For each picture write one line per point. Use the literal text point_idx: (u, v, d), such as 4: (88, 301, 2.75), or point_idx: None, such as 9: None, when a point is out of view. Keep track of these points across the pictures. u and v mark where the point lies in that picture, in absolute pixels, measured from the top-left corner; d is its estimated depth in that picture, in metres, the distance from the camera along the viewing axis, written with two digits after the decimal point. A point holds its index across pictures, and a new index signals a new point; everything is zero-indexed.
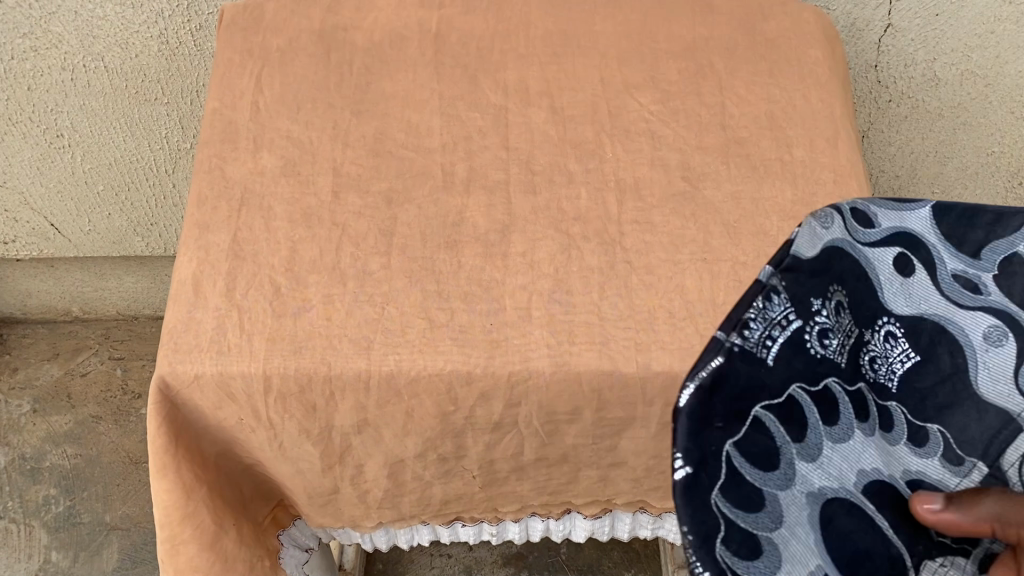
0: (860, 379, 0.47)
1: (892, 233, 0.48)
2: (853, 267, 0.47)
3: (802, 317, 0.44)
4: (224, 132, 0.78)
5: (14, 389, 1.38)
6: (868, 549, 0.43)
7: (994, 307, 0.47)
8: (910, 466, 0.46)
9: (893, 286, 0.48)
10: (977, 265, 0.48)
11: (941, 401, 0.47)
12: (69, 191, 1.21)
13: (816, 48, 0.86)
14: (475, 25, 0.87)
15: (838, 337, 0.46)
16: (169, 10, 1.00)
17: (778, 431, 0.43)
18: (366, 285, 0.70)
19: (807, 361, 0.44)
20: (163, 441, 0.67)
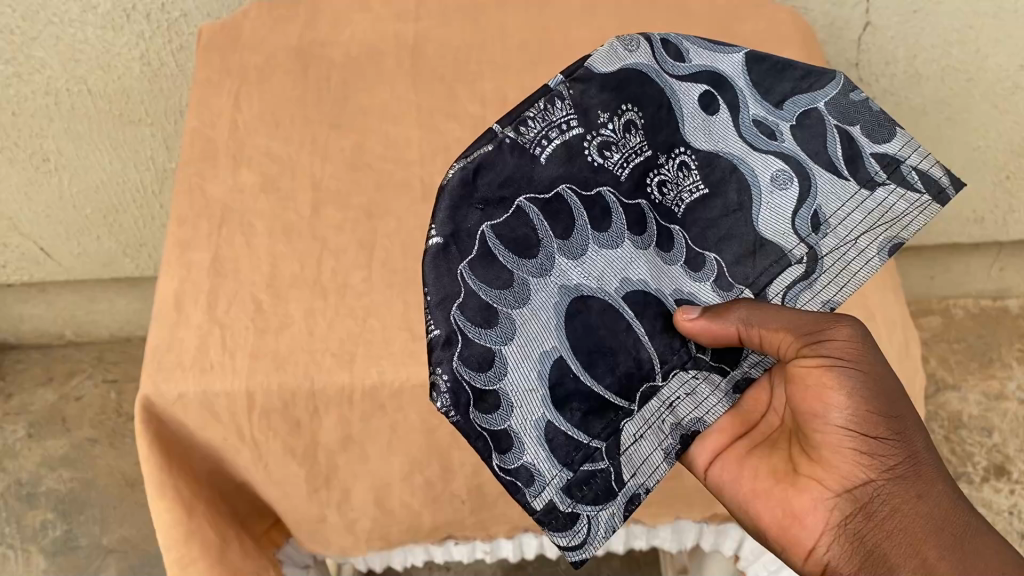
0: (641, 195, 0.54)
1: (698, 69, 0.55)
2: (659, 95, 0.54)
3: (585, 125, 0.51)
4: (203, 151, 0.79)
5: (9, 415, 1.38)
6: (601, 338, 0.53)
7: (782, 152, 0.57)
8: (654, 261, 0.55)
9: (694, 118, 0.56)
10: (774, 114, 0.57)
11: (721, 233, 0.57)
12: (57, 215, 1.22)
13: (792, 48, 0.86)
14: (452, 36, 0.87)
15: (621, 153, 0.53)
16: (149, 31, 1.00)
17: (546, 225, 0.51)
18: (347, 298, 0.70)
19: (584, 166, 0.52)
20: (154, 462, 0.67)
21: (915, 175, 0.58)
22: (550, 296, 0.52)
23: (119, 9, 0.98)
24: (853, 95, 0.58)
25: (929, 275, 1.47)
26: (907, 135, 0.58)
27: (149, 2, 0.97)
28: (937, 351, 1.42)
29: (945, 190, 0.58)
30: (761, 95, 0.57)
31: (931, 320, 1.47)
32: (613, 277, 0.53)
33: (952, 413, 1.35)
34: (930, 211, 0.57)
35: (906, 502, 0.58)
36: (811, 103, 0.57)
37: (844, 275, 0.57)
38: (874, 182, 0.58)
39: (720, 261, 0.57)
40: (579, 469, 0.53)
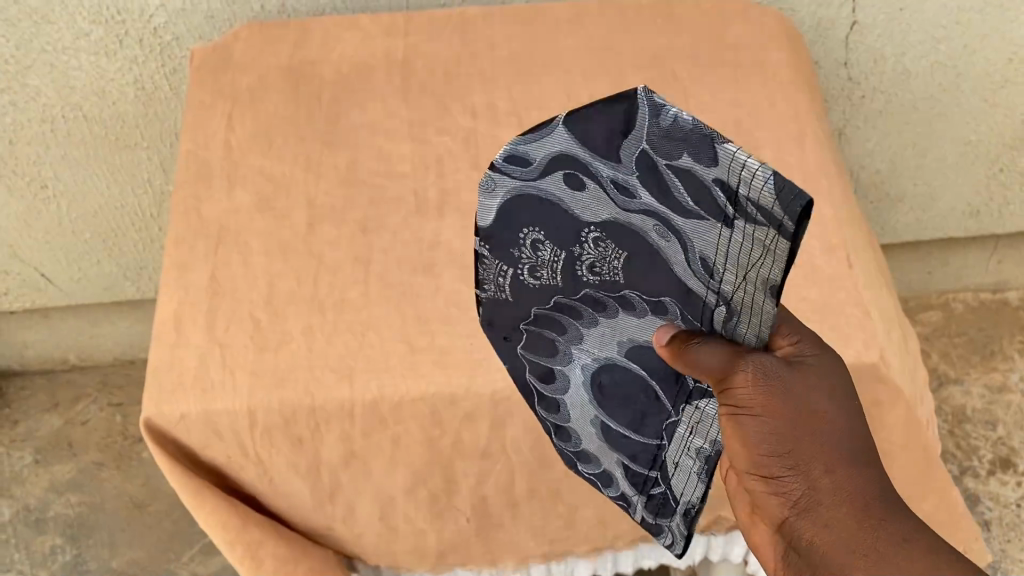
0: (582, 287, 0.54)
1: (540, 160, 0.48)
2: (532, 202, 0.50)
3: (512, 263, 0.54)
4: (198, 172, 0.79)
5: (15, 442, 1.38)
6: (630, 393, 0.59)
7: (644, 206, 0.46)
8: (630, 324, 0.55)
9: (571, 200, 0.49)
10: (620, 170, 0.46)
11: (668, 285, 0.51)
12: (57, 240, 1.22)
13: (778, 50, 0.87)
14: (441, 51, 0.88)
15: (546, 269, 0.53)
16: (142, 56, 1.01)
17: (549, 332, 0.59)
18: (345, 314, 0.71)
19: (535, 292, 0.56)
20: (184, 482, 0.69)
21: (751, 209, 0.40)
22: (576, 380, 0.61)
23: (111, 35, 0.99)
24: (657, 116, 0.42)
25: (928, 270, 1.47)
26: (732, 152, 0.40)
27: (140, 27, 0.98)
28: (938, 346, 1.43)
29: (784, 225, 0.39)
30: (598, 154, 0.46)
31: (932, 315, 1.47)
32: (608, 346, 0.58)
33: (955, 408, 1.35)
34: (778, 254, 0.40)
35: (827, 552, 0.49)
36: (637, 147, 0.44)
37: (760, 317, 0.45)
38: (730, 219, 0.42)
39: (676, 302, 0.50)
40: (651, 492, 0.63)
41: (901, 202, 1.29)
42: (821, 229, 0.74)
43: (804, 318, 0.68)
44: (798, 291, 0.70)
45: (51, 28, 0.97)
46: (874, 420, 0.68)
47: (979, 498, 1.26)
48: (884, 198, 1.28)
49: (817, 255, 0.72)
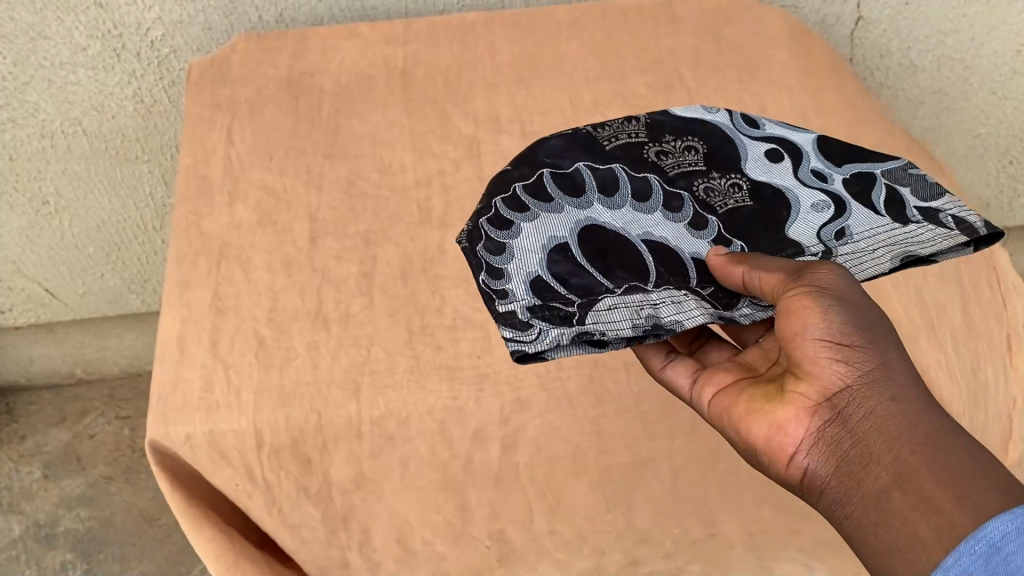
0: (681, 186, 0.61)
1: (772, 133, 0.65)
2: (726, 140, 0.64)
3: (650, 138, 0.64)
4: (199, 188, 0.78)
5: (22, 457, 1.37)
6: (611, 248, 0.57)
7: (828, 189, 0.61)
8: (679, 235, 0.59)
9: (756, 160, 0.63)
10: (830, 170, 0.62)
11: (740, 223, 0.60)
12: (60, 255, 1.22)
13: (782, 49, 0.86)
14: (442, 57, 0.87)
15: (674, 158, 0.62)
16: (141, 69, 1.00)
17: (591, 180, 0.60)
18: (349, 329, 0.70)
19: (644, 162, 0.62)
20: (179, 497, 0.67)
21: (951, 219, 0.57)
22: (565, 216, 0.58)
23: (109, 50, 0.98)
24: (911, 170, 0.61)
25: None
26: (952, 198, 0.59)
27: (138, 40, 0.97)
28: None
29: (978, 227, 0.55)
30: (824, 153, 0.63)
31: None
32: (632, 229, 0.58)
33: None
34: (954, 239, 0.55)
35: (890, 427, 0.47)
36: (869, 169, 0.62)
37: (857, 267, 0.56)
38: (908, 221, 0.58)
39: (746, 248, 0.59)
40: (551, 302, 0.53)
41: None
42: None
43: None
44: None
45: (47, 43, 0.96)
46: None
47: None
48: None
49: None
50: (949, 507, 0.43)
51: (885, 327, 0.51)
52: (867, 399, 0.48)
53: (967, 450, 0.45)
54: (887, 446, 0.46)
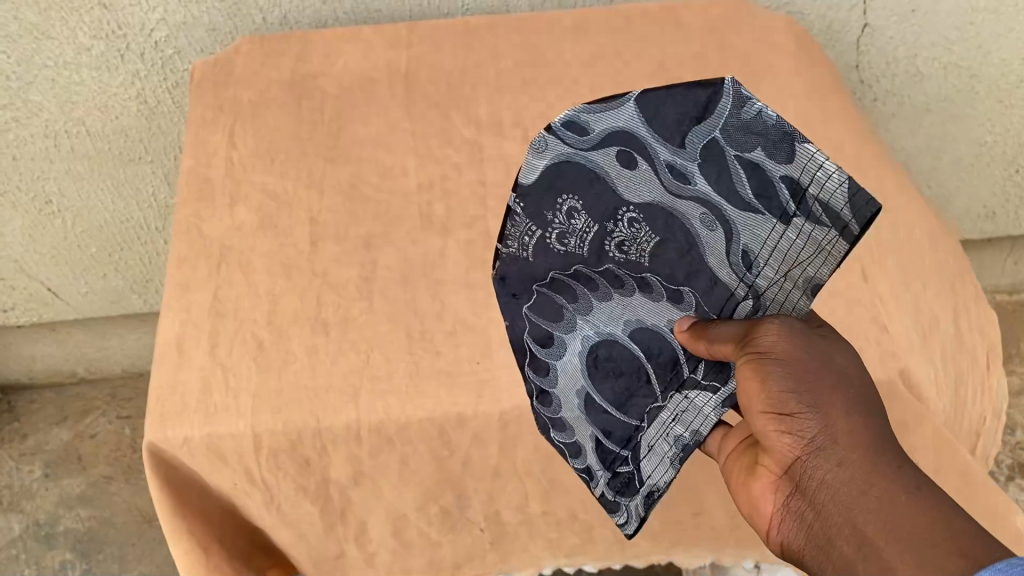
0: (606, 260, 0.54)
1: (606, 134, 0.50)
2: (586, 176, 0.51)
3: (541, 225, 0.53)
4: (200, 190, 0.78)
5: (23, 456, 1.37)
6: (620, 367, 0.60)
7: (700, 196, 0.49)
8: (646, 306, 0.58)
9: (624, 179, 0.51)
10: (680, 155, 0.48)
11: (678, 274, 0.54)
12: (63, 255, 1.22)
13: (788, 56, 0.85)
14: (445, 61, 0.87)
15: (575, 235, 0.53)
16: (144, 69, 1.00)
17: (559, 298, 0.57)
18: (349, 333, 0.70)
19: (557, 257, 0.54)
20: (165, 500, 0.68)
21: (818, 207, 0.46)
22: (568, 359, 0.60)
23: (113, 50, 0.98)
24: (744, 108, 0.46)
25: None
26: (810, 152, 0.45)
27: (142, 41, 0.97)
28: None
29: (849, 225, 0.46)
30: (662, 135, 0.48)
31: None
32: (616, 323, 0.59)
33: None
34: (837, 249, 0.47)
35: (838, 494, 0.47)
36: (707, 130, 0.47)
37: (790, 311, 0.53)
38: (790, 215, 0.48)
39: (697, 292, 0.55)
40: (617, 468, 0.62)
41: None
42: None
43: None
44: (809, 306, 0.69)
45: (51, 43, 0.96)
46: None
47: None
48: None
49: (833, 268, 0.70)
50: (902, 570, 0.41)
51: (832, 382, 0.50)
52: (816, 467, 0.48)
53: (919, 508, 0.43)
54: (838, 515, 0.46)
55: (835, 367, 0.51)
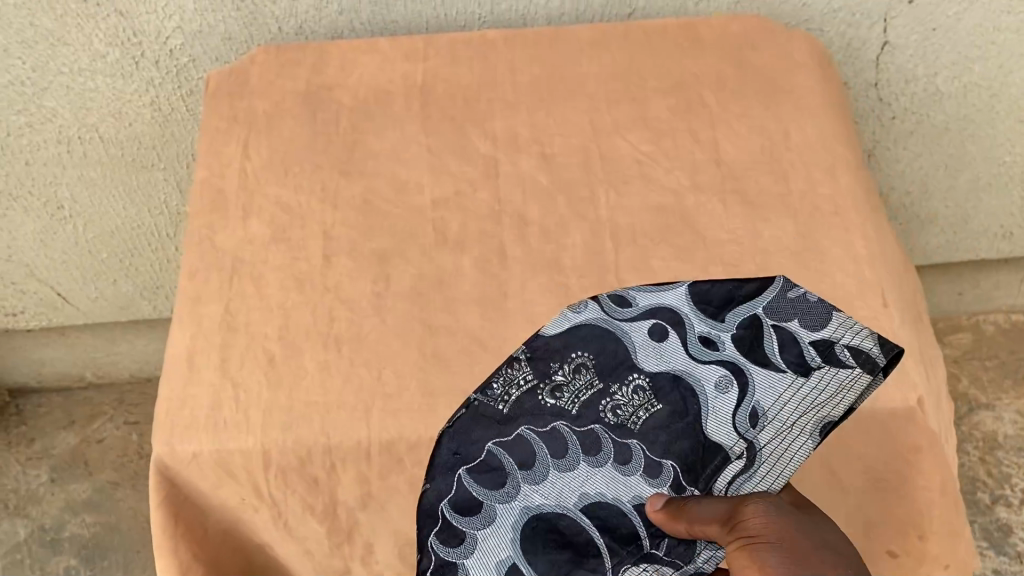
0: (592, 421, 0.63)
1: (646, 306, 0.66)
2: (604, 335, 0.65)
3: (538, 374, 0.64)
4: (213, 202, 0.78)
5: (30, 460, 1.37)
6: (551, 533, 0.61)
7: (722, 358, 0.62)
8: (614, 481, 0.62)
9: (645, 348, 0.63)
10: (719, 326, 0.63)
11: (663, 439, 0.62)
12: (73, 261, 1.21)
13: (808, 74, 0.84)
14: (461, 75, 0.86)
15: (569, 392, 0.64)
16: (159, 77, 1.00)
17: (541, 446, 0.63)
18: (360, 351, 0.69)
19: (546, 410, 0.64)
20: (163, 520, 0.68)
21: (847, 352, 0.60)
22: (513, 505, 0.62)
23: (128, 57, 0.98)
24: (793, 294, 0.63)
25: (958, 291, 1.41)
26: (841, 318, 0.61)
27: (157, 49, 0.97)
28: (968, 369, 1.38)
29: (877, 361, 0.59)
30: (702, 314, 0.64)
31: (960, 338, 1.42)
32: (573, 494, 0.62)
33: (985, 434, 1.31)
34: (860, 385, 0.59)
35: None
36: (751, 310, 0.63)
37: (784, 460, 0.60)
38: (811, 368, 0.60)
39: (678, 466, 0.61)
40: None
41: (931, 223, 1.25)
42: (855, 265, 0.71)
43: None
44: None
45: (66, 49, 0.96)
46: (907, 464, 0.66)
47: (1013, 529, 1.22)
48: (913, 220, 1.25)
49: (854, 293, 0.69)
50: None
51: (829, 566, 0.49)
52: None
53: None
54: None
55: (827, 548, 0.50)
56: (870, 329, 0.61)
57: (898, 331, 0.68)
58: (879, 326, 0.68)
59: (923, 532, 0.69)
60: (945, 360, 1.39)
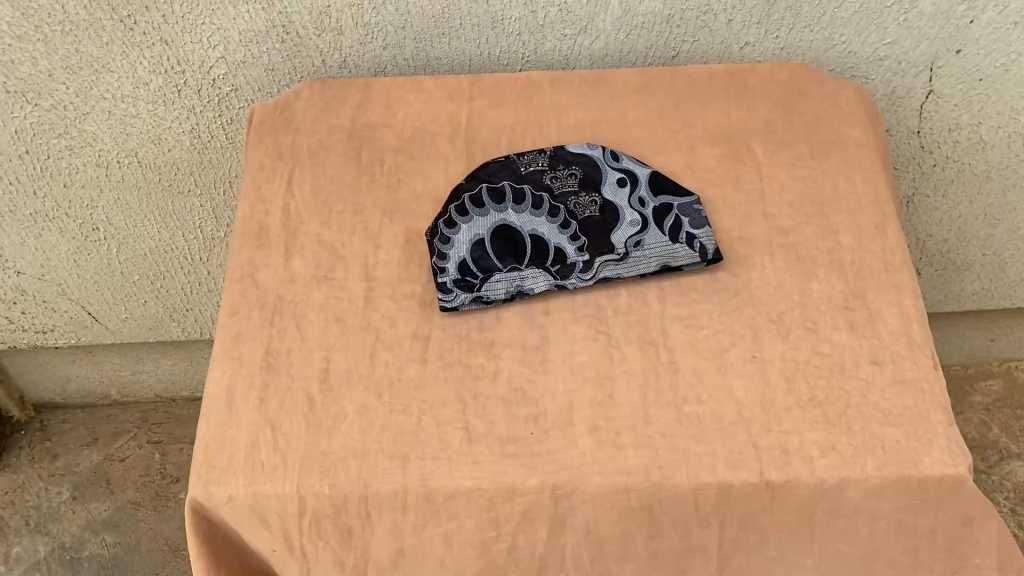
0: (553, 199, 0.78)
1: (626, 165, 0.80)
2: (595, 166, 0.80)
3: (549, 165, 0.80)
4: (256, 238, 0.77)
5: (53, 477, 1.37)
6: None
7: (639, 211, 0.77)
8: (544, 226, 0.76)
9: (609, 186, 0.79)
10: (651, 197, 0.78)
11: (595, 215, 0.77)
12: (105, 281, 1.21)
13: (857, 126, 0.83)
14: (507, 116, 0.86)
15: (559, 183, 0.79)
16: (200, 105, 1.00)
17: (503, 182, 0.79)
18: (400, 396, 0.68)
19: (536, 177, 0.79)
20: (202, 563, 0.67)
21: (695, 241, 0.74)
22: (481, 220, 0.76)
23: (170, 85, 0.98)
24: (694, 202, 0.77)
25: (989, 337, 1.39)
26: (706, 228, 0.75)
27: (199, 78, 0.97)
28: (1000, 418, 1.35)
29: (708, 251, 0.74)
30: (653, 184, 0.79)
31: (992, 385, 1.39)
32: (524, 223, 0.76)
33: (1018, 484, 1.27)
34: (690, 261, 0.74)
35: None
36: (669, 200, 0.78)
37: (629, 267, 0.73)
38: (676, 239, 0.75)
39: (578, 245, 0.75)
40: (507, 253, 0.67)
41: (967, 270, 1.23)
42: (903, 326, 0.70)
43: (884, 424, 0.65)
44: (878, 392, 0.67)
45: (110, 76, 0.97)
46: (957, 534, 0.64)
47: None
48: (949, 267, 1.23)
49: (901, 354, 0.69)
50: None
51: None
52: None
53: None
54: None
55: None
56: (718, 241, 0.75)
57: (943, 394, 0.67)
58: (921, 389, 0.67)
59: None
60: (977, 407, 1.36)
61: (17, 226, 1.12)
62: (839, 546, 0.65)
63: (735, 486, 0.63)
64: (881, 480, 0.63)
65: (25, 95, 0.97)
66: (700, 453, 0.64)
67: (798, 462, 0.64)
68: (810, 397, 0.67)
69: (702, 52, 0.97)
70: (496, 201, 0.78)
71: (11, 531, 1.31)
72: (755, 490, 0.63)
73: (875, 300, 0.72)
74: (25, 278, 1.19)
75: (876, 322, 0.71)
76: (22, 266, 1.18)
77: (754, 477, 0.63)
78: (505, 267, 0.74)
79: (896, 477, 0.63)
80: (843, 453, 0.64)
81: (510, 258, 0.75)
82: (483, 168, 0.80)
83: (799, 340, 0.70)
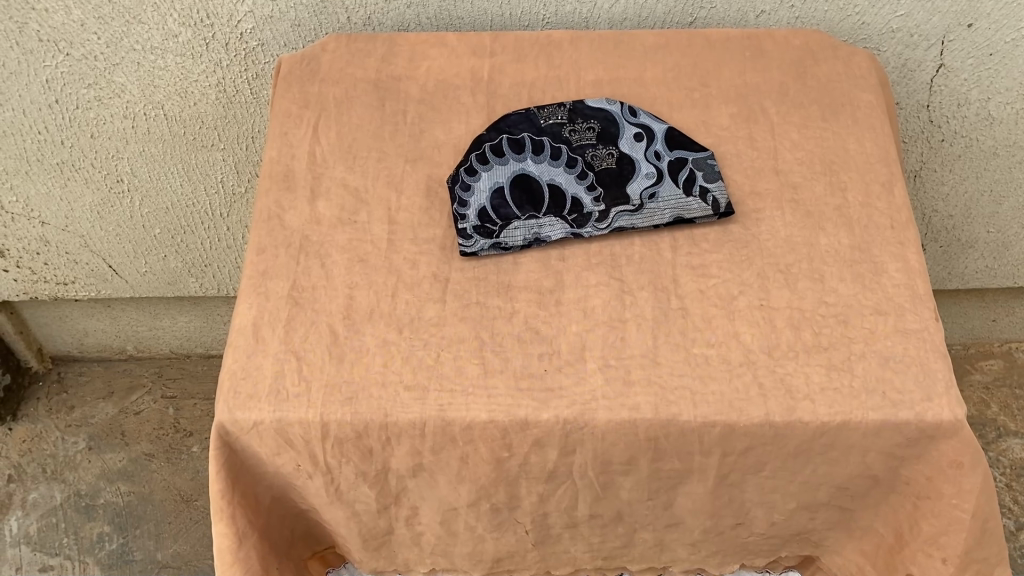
0: (572, 150, 0.80)
1: (643, 122, 0.83)
2: (613, 121, 0.83)
3: (568, 118, 0.83)
4: (282, 180, 0.80)
5: (70, 427, 1.40)
6: None
7: (655, 165, 0.79)
8: (562, 176, 0.79)
9: (626, 140, 0.81)
10: (666, 152, 0.80)
11: (613, 168, 0.79)
12: (127, 234, 1.24)
13: (869, 91, 0.86)
14: (527, 72, 0.88)
15: (577, 135, 0.82)
16: (227, 59, 1.03)
17: (523, 133, 0.82)
18: (420, 332, 0.71)
19: (555, 130, 0.82)
20: (220, 484, 0.69)
21: (708, 196, 0.77)
22: (501, 169, 0.79)
23: (199, 38, 1.01)
24: (707, 159, 0.80)
25: (991, 317, 1.41)
26: (719, 183, 0.78)
27: (227, 31, 1.00)
28: (999, 396, 1.37)
29: (721, 206, 0.76)
30: (669, 140, 0.81)
31: (992, 364, 1.41)
32: (543, 173, 0.79)
33: (1014, 460, 1.30)
34: (704, 215, 0.76)
35: None
36: (684, 155, 0.80)
37: (644, 219, 0.76)
38: (689, 194, 0.77)
39: (596, 196, 0.77)
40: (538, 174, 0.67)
41: (971, 247, 1.26)
42: (907, 278, 0.73)
43: (887, 369, 0.68)
44: (881, 339, 0.70)
45: (140, 27, 0.99)
46: (949, 477, 0.67)
47: None
48: (953, 244, 1.25)
49: (904, 305, 0.72)
50: None
51: None
52: None
53: None
54: None
55: None
56: (729, 194, 0.78)
57: (941, 344, 0.69)
58: (923, 339, 0.70)
59: (944, 553, 0.69)
60: (977, 385, 1.39)
61: (44, 176, 1.15)
62: (828, 468, 0.69)
63: (740, 424, 0.66)
64: (880, 422, 0.66)
65: (58, 44, 1.00)
66: (707, 392, 0.67)
67: (801, 403, 0.66)
68: (815, 343, 0.70)
69: (718, 18, 0.99)
70: (515, 152, 0.80)
71: (29, 477, 1.34)
72: (757, 428, 0.66)
73: (880, 255, 0.74)
74: (49, 228, 1.22)
75: (881, 275, 0.73)
76: (46, 216, 1.21)
77: (759, 416, 0.66)
78: (523, 215, 0.76)
79: (894, 420, 0.66)
80: (844, 394, 0.67)
81: (529, 207, 0.77)
82: (504, 120, 0.83)
83: (806, 290, 0.73)
